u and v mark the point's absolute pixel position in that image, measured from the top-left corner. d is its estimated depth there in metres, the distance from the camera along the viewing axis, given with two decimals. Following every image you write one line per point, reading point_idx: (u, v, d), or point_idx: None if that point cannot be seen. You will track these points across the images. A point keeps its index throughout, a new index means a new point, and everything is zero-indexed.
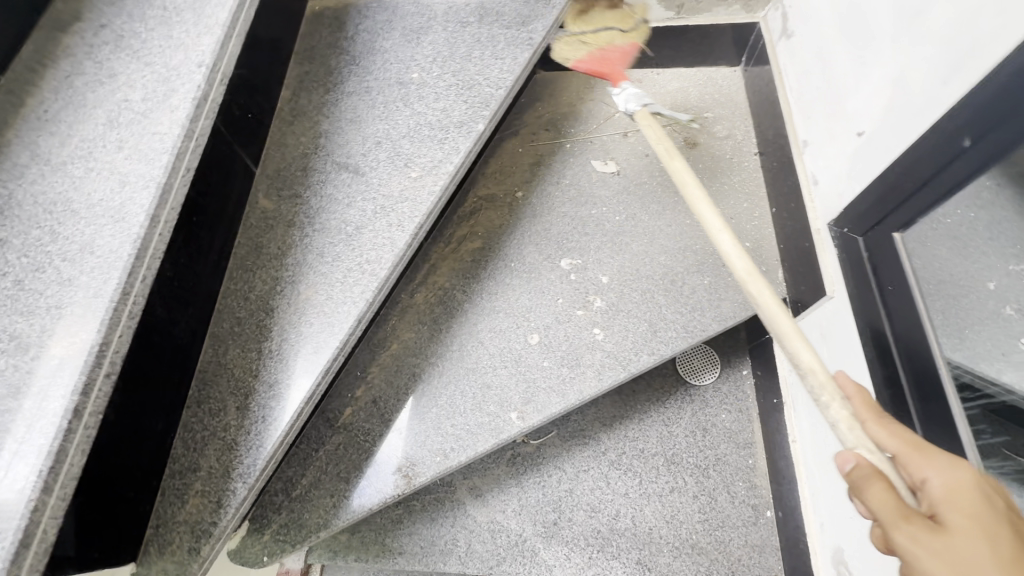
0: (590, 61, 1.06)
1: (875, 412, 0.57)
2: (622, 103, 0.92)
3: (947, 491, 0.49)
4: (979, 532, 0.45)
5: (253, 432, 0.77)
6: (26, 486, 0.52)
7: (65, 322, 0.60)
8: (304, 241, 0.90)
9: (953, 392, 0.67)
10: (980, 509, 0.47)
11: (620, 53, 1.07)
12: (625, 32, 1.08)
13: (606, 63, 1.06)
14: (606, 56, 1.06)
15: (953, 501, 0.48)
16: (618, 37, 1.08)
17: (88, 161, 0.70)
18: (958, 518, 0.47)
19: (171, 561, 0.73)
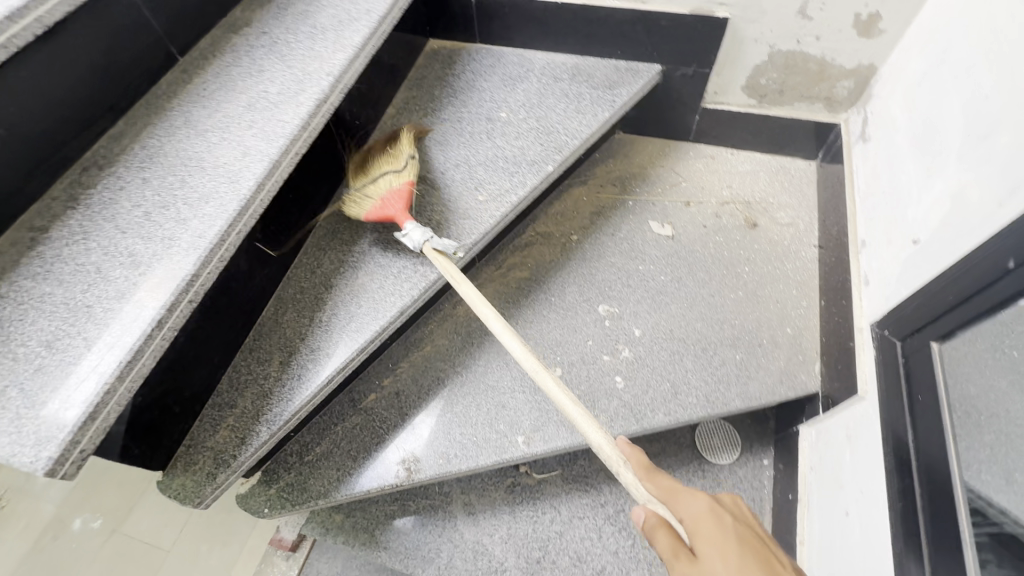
0: (372, 210, 0.98)
1: (646, 465, 0.69)
2: (412, 242, 0.93)
3: (699, 524, 0.61)
4: (717, 554, 0.59)
5: (287, 386, 0.86)
6: (108, 370, 0.63)
7: (172, 250, 0.73)
8: (373, 236, 1.02)
9: (966, 518, 0.65)
10: (716, 533, 0.60)
11: (400, 192, 0.98)
12: (397, 171, 1.01)
13: (389, 207, 0.97)
14: (385, 200, 0.98)
15: (701, 533, 0.60)
16: (393, 180, 1.00)
17: (224, 132, 0.86)
18: (705, 546, 0.60)
19: (190, 479, 0.81)
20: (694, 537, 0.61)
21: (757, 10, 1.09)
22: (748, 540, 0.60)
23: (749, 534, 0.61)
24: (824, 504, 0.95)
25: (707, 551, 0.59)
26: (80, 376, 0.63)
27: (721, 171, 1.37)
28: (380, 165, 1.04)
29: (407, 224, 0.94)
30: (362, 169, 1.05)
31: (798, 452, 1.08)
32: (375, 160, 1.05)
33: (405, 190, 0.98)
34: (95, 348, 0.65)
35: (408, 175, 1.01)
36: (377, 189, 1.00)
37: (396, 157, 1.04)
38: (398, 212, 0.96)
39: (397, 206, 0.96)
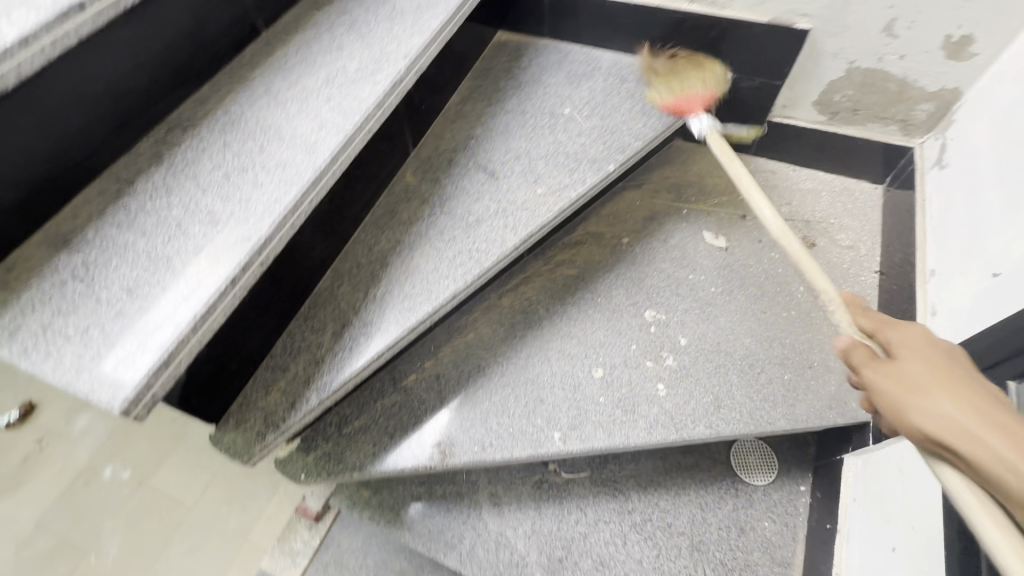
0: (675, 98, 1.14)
1: (860, 306, 0.74)
2: (698, 129, 1.09)
3: (909, 339, 0.64)
4: (916, 355, 0.62)
5: (338, 357, 0.88)
6: (184, 320, 0.66)
7: (248, 213, 0.75)
8: (430, 219, 1.03)
9: None
10: (923, 344, 0.63)
11: (702, 92, 1.13)
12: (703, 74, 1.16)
13: (690, 100, 1.13)
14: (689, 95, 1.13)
15: (907, 342, 0.64)
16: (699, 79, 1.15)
17: (302, 104, 0.88)
18: (905, 351, 0.63)
19: (241, 436, 0.84)
20: (897, 346, 0.64)
21: (840, 24, 1.06)
22: (968, 367, 0.60)
23: (966, 364, 0.60)
24: (868, 539, 0.92)
25: (906, 353, 0.63)
26: (157, 323, 0.65)
27: (781, 187, 1.34)
28: (690, 68, 1.17)
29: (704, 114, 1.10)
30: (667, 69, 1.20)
31: (840, 482, 1.06)
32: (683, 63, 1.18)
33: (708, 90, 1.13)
34: (172, 299, 0.67)
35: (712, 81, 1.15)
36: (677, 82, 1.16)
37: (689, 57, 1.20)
38: (694, 106, 1.12)
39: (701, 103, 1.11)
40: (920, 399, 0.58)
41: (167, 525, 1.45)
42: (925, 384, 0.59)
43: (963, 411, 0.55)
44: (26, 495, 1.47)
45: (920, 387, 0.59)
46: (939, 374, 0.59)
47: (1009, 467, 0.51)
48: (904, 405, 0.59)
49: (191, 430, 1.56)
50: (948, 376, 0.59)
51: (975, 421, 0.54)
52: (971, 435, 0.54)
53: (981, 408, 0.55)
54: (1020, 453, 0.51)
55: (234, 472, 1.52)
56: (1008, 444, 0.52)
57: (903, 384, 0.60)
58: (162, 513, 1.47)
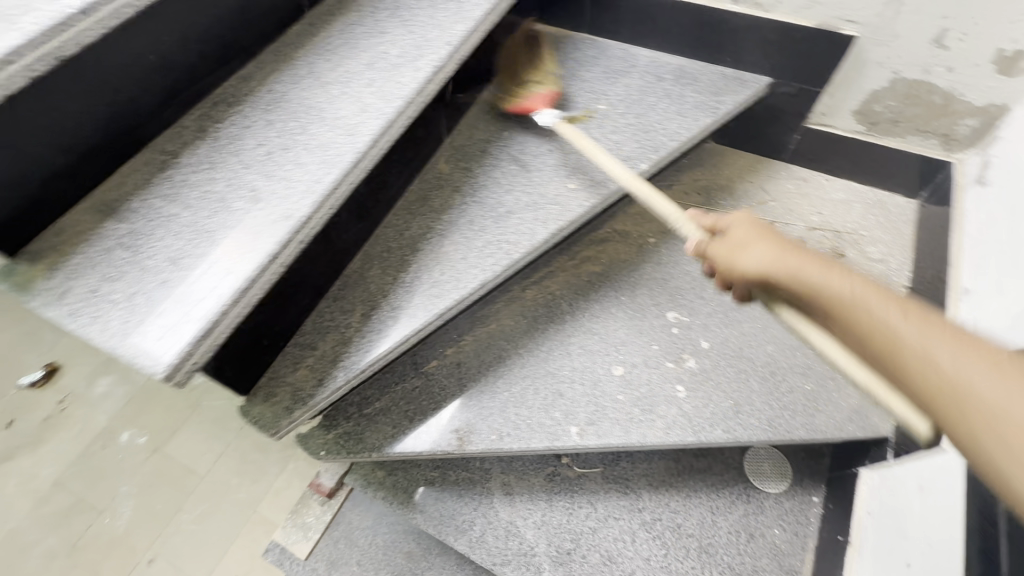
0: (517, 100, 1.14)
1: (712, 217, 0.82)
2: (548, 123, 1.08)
3: (739, 219, 0.73)
4: (747, 230, 0.70)
5: (366, 338, 0.89)
6: (227, 292, 0.67)
7: (290, 192, 0.76)
8: (462, 207, 1.04)
9: None
10: (753, 221, 0.71)
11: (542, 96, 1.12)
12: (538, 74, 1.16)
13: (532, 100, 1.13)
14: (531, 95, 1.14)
15: (740, 223, 0.72)
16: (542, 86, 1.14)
17: (344, 86, 0.89)
18: (738, 229, 0.71)
19: (269, 409, 0.86)
20: (731, 228, 0.73)
21: (888, 33, 1.04)
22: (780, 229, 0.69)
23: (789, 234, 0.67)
24: (880, 554, 0.92)
25: (737, 229, 0.71)
26: (200, 294, 0.67)
27: (813, 196, 1.33)
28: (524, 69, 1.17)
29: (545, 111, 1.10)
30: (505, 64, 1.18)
31: (855, 496, 1.05)
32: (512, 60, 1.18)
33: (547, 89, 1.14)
34: (214, 271, 0.69)
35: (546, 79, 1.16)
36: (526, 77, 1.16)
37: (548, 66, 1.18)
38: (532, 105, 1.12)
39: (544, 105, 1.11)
40: (745, 257, 0.66)
41: (179, 492, 1.49)
42: (749, 242, 0.68)
43: (776, 252, 0.63)
44: (46, 453, 1.52)
45: (742, 247, 0.68)
46: (761, 237, 0.67)
47: (812, 284, 0.57)
48: (737, 266, 0.67)
49: (207, 401, 1.60)
50: (762, 232, 0.68)
51: (782, 258, 0.61)
52: (790, 267, 0.60)
53: (788, 250, 0.62)
54: (820, 274, 0.56)
55: (246, 446, 1.56)
56: (815, 271, 0.57)
57: (733, 252, 0.69)
58: (177, 480, 1.50)
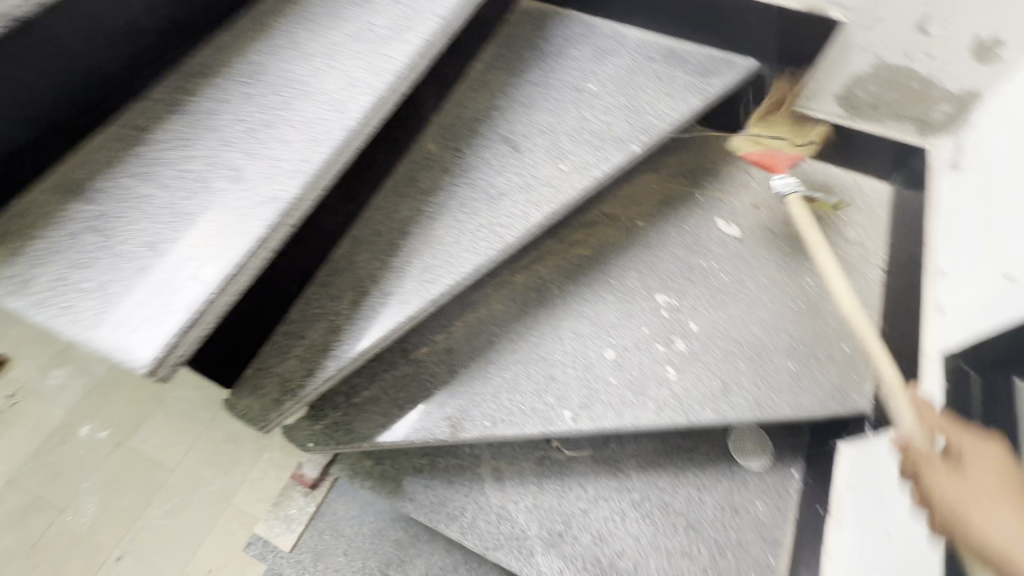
0: (759, 154, 1.27)
1: (932, 411, 0.80)
2: (785, 188, 1.20)
3: (979, 441, 0.70)
4: (988, 457, 0.68)
5: (357, 326, 0.86)
6: (212, 281, 0.62)
7: (275, 172, 0.71)
8: (452, 189, 1.00)
9: None
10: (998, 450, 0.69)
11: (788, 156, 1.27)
12: (794, 143, 1.31)
13: (775, 159, 1.25)
14: (774, 154, 1.27)
15: (978, 446, 0.70)
16: (792, 139, 1.31)
17: (329, 59, 0.83)
18: (970, 451, 0.70)
19: (257, 402, 0.82)
20: (966, 443, 0.71)
21: (874, 18, 1.06)
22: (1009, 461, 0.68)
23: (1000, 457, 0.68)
24: (861, 524, 0.97)
25: (964, 445, 0.71)
26: (182, 283, 0.62)
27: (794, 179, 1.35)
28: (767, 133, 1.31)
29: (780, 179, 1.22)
30: (766, 121, 1.32)
31: (833, 466, 1.11)
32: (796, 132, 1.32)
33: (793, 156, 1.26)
34: (196, 256, 0.64)
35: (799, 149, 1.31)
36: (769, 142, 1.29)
37: (788, 133, 1.32)
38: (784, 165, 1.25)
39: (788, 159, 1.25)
40: (971, 509, 0.65)
41: (147, 486, 1.43)
42: (980, 482, 0.67)
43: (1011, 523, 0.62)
44: None
45: (955, 475, 0.69)
46: (998, 474, 0.66)
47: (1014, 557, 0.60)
48: (966, 519, 0.65)
49: (174, 392, 1.52)
50: (1004, 474, 0.66)
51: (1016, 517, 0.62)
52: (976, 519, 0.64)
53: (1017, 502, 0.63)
54: None
55: (218, 437, 1.49)
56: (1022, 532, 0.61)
57: (981, 473, 0.67)
58: (146, 476, 1.43)
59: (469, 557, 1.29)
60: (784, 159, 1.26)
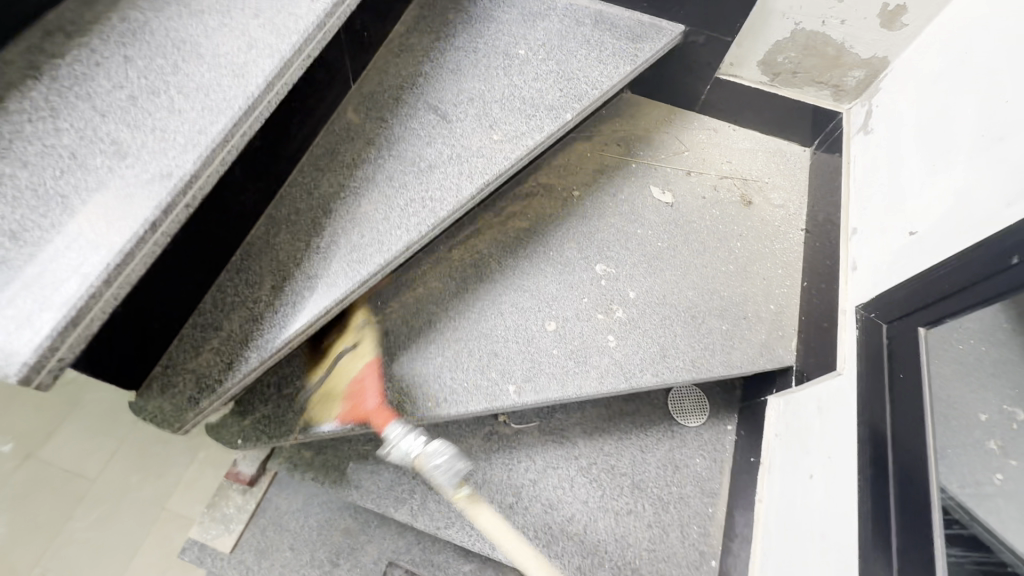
0: (347, 412, 0.92)
1: None
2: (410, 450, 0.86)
3: None
4: None
5: (280, 311, 0.80)
6: (93, 272, 0.54)
7: (165, 144, 0.63)
8: (377, 161, 0.94)
9: (937, 508, 0.70)
10: None
11: (369, 376, 0.96)
12: (358, 354, 0.98)
13: (361, 404, 0.92)
14: (358, 399, 0.93)
15: None
16: (352, 351, 0.99)
17: (224, 17, 0.74)
18: None
19: (170, 401, 0.75)
20: None
21: None
22: None
23: None
24: (787, 469, 1.03)
25: None
26: (57, 276, 0.54)
27: (722, 145, 1.38)
28: (334, 342, 1.01)
29: (390, 428, 0.88)
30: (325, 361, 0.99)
31: (763, 421, 1.17)
32: (337, 333, 1.02)
33: (370, 373, 0.96)
34: (73, 244, 0.56)
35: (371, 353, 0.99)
36: (342, 376, 0.96)
37: (348, 340, 1.01)
38: (382, 417, 0.90)
39: (372, 405, 0.91)
40: None
41: (68, 498, 1.30)
42: None
43: None
44: None
45: None
46: None
47: None
48: None
49: (90, 394, 1.39)
50: None
51: None
52: None
53: None
54: None
55: (146, 439, 1.40)
56: None
57: None
58: (57, 489, 1.30)
59: (421, 537, 1.29)
60: (369, 386, 0.95)
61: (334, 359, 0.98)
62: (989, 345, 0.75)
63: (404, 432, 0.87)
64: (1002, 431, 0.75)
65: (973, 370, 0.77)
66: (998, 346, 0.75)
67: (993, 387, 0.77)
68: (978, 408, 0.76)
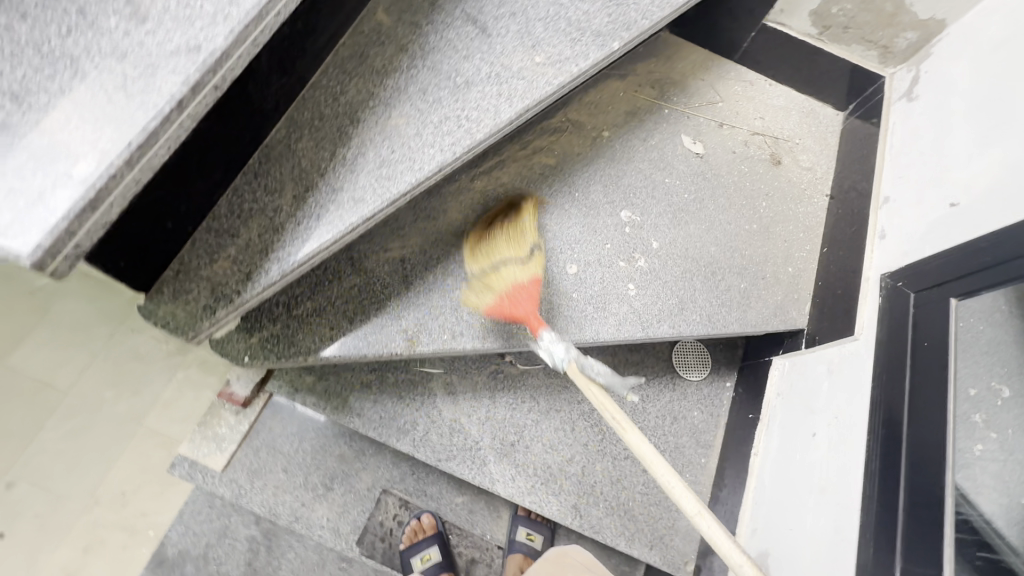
0: (498, 305, 0.93)
1: None
2: (556, 360, 0.88)
3: None
4: None
5: (303, 223, 0.74)
6: (113, 150, 0.47)
7: (190, 12, 0.54)
8: (410, 70, 0.86)
9: (949, 474, 0.73)
10: None
11: (531, 290, 0.92)
12: (522, 262, 0.93)
13: (516, 304, 0.91)
14: (514, 296, 0.92)
15: None
16: (518, 258, 0.93)
17: None
18: None
19: (183, 309, 0.70)
20: None
21: None
22: None
23: None
24: (788, 426, 1.06)
25: None
26: (73, 151, 0.47)
27: (758, 100, 1.32)
28: (504, 243, 0.95)
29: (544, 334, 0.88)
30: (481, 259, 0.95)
31: (766, 378, 1.19)
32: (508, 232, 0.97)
33: (532, 288, 0.92)
34: (88, 116, 0.48)
35: (534, 268, 0.93)
36: (496, 277, 0.94)
37: (515, 245, 0.95)
38: (536, 322, 0.89)
39: (526, 310, 0.89)
40: None
41: (38, 409, 1.24)
42: None
43: None
44: None
45: None
46: None
47: None
48: None
49: (58, 305, 1.27)
50: None
51: None
52: None
53: None
54: None
55: (121, 356, 1.30)
56: None
57: None
58: (28, 396, 1.23)
59: (416, 468, 1.30)
60: (525, 294, 0.92)
61: (500, 260, 0.94)
62: (988, 325, 0.79)
63: (555, 337, 0.89)
64: (988, 405, 0.77)
65: (967, 346, 0.79)
66: (994, 329, 0.78)
67: (986, 360, 0.78)
68: (969, 380, 0.78)
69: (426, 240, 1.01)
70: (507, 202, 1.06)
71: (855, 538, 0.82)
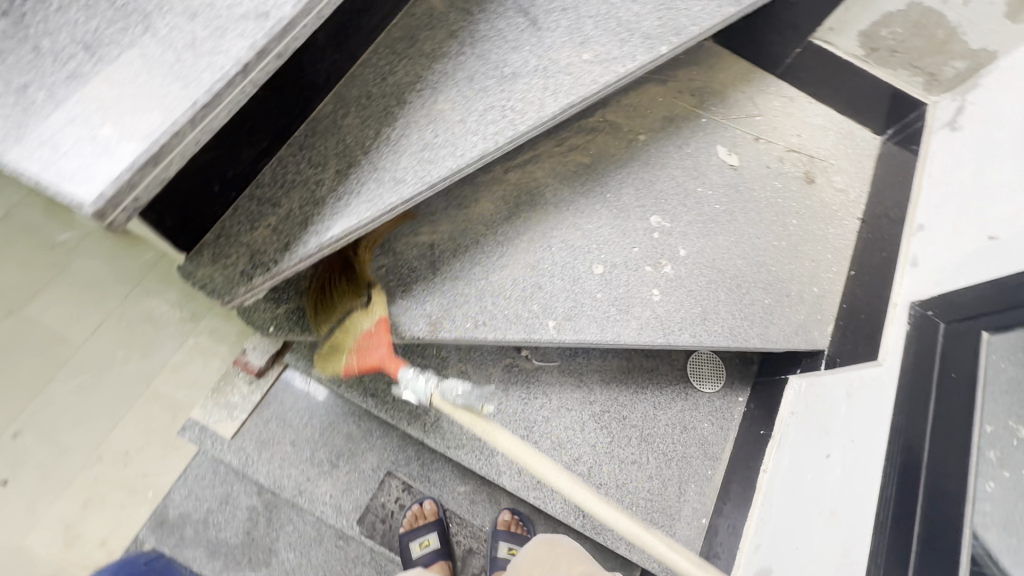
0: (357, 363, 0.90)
1: None
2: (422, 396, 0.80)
3: None
4: None
5: (343, 199, 0.74)
6: (179, 108, 0.48)
7: None
8: (458, 57, 0.86)
9: (968, 505, 0.72)
10: None
11: (380, 333, 0.86)
12: (364, 307, 0.89)
13: (369, 357, 0.87)
14: (365, 349, 0.88)
15: None
16: (358, 305, 0.90)
17: None
18: None
19: (221, 273, 0.70)
20: None
21: None
22: None
23: None
24: (801, 445, 1.07)
25: None
26: (141, 105, 0.48)
27: (796, 117, 1.31)
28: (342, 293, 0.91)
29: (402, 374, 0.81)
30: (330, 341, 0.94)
31: (779, 397, 1.19)
32: (342, 292, 0.91)
33: (376, 331, 0.87)
34: (156, 72, 0.49)
35: (376, 307, 0.89)
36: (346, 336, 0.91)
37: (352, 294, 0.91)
38: (393, 364, 0.84)
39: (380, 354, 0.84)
40: None
41: (43, 360, 1.23)
42: None
43: None
44: None
45: None
46: None
47: None
48: None
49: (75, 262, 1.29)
50: None
51: None
52: None
53: None
54: None
55: (134, 316, 1.29)
56: None
57: None
58: (38, 347, 1.24)
59: (421, 454, 1.31)
60: (376, 340, 0.87)
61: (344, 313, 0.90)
62: (1011, 362, 0.76)
63: (416, 371, 0.81)
64: (1003, 444, 0.74)
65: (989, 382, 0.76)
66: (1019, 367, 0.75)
67: (1006, 399, 0.75)
68: (987, 417, 0.75)
69: (455, 227, 1.01)
70: (538, 198, 1.07)
71: (862, 562, 0.82)
